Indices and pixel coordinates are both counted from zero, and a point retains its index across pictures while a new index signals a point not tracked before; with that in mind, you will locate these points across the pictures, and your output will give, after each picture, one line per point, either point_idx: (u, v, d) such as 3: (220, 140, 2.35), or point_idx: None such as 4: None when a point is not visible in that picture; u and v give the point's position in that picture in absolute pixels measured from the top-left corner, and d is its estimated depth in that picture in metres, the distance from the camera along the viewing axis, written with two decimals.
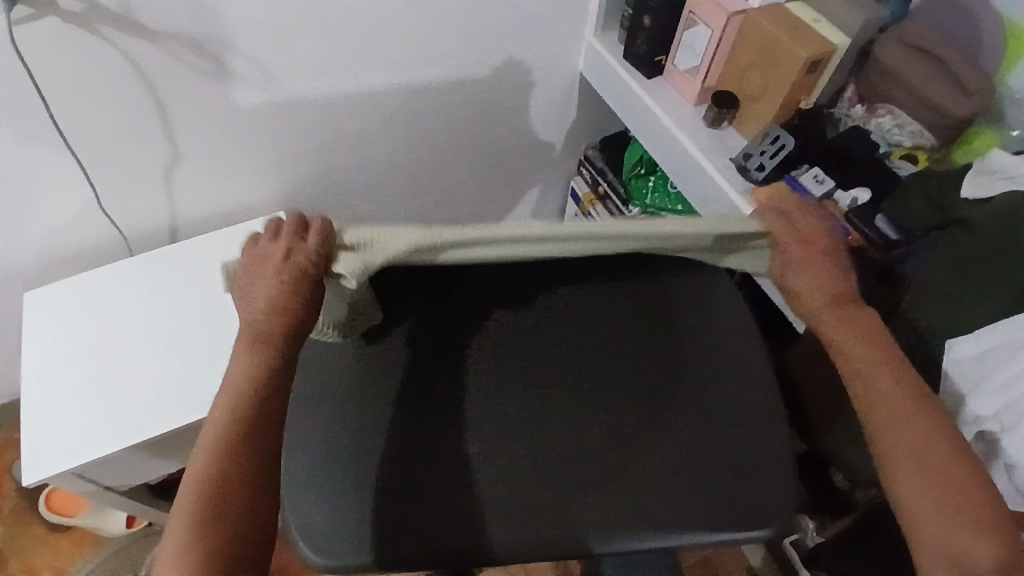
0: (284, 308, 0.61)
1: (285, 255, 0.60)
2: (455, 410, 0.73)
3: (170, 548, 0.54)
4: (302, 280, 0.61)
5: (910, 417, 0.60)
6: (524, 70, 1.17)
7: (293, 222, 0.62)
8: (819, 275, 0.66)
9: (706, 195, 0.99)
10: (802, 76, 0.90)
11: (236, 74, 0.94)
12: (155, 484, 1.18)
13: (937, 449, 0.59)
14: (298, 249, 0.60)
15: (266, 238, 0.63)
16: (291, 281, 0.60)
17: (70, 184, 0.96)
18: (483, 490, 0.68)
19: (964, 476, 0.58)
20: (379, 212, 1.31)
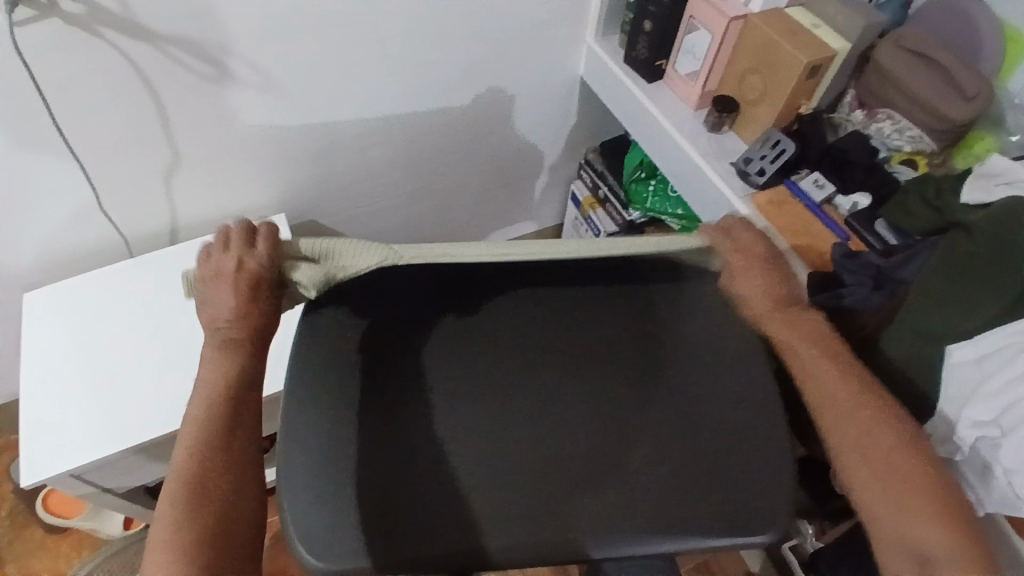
0: (238, 311, 0.68)
1: (237, 260, 0.69)
2: (455, 415, 0.73)
3: (160, 527, 0.56)
4: (258, 283, 0.69)
5: (860, 409, 0.64)
6: (524, 73, 1.17)
7: (240, 235, 0.70)
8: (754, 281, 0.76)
9: (706, 199, 0.99)
10: (803, 81, 0.91)
11: (236, 78, 0.94)
12: (154, 487, 1.18)
13: (887, 439, 0.62)
14: (243, 255, 0.69)
15: (216, 249, 0.70)
16: (247, 284, 0.68)
17: (71, 187, 0.97)
18: (479, 494, 0.67)
19: (910, 462, 0.60)
20: (379, 215, 1.32)
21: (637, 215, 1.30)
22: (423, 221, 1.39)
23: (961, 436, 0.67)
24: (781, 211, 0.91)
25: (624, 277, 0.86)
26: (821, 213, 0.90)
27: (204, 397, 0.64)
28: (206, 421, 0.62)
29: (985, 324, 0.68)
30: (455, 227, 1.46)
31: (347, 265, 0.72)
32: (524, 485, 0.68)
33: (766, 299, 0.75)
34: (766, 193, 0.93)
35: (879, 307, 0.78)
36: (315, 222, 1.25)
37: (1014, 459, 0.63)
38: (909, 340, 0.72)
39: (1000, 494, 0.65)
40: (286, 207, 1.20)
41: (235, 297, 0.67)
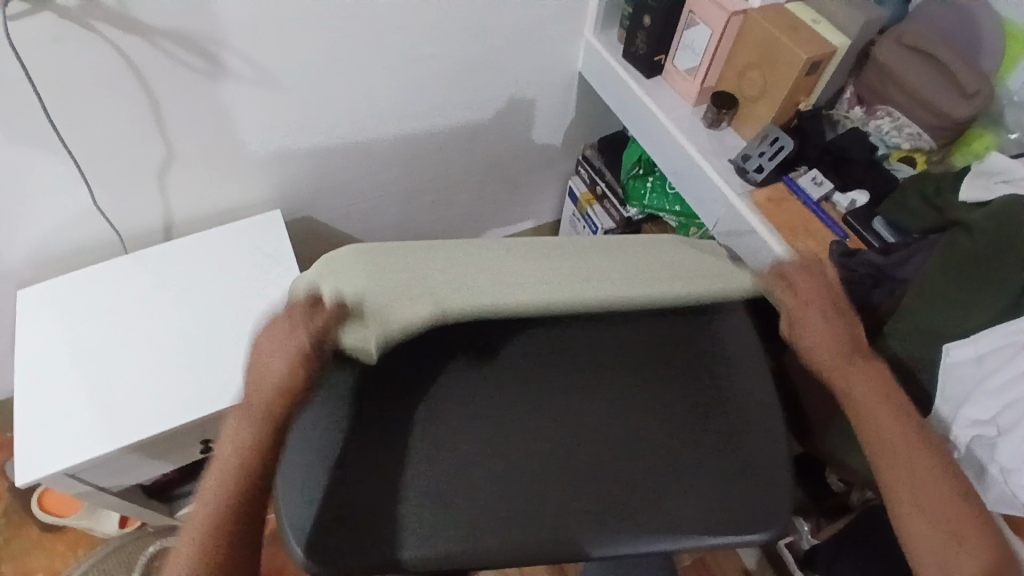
0: (282, 387, 0.58)
1: (282, 332, 0.56)
2: (446, 405, 0.70)
3: None
4: (306, 362, 0.56)
5: (917, 467, 0.60)
6: (522, 68, 1.16)
7: (304, 296, 0.57)
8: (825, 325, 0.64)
9: (705, 197, 0.99)
10: (801, 77, 0.90)
11: (231, 72, 0.93)
12: (150, 484, 1.17)
13: (939, 489, 0.59)
14: (294, 331, 0.56)
15: (279, 317, 0.58)
16: (293, 362, 0.56)
17: (64, 183, 0.96)
18: (468, 489, 0.65)
19: (958, 516, 0.58)
20: (376, 211, 1.31)
21: (635, 211, 1.29)
22: (420, 218, 1.39)
23: (957, 435, 0.67)
24: (780, 208, 0.91)
25: None
26: (818, 210, 0.90)
27: (230, 451, 0.62)
28: (229, 478, 0.62)
29: (986, 324, 0.67)
30: (454, 223, 1.46)
31: (402, 323, 0.55)
32: (518, 479, 0.66)
33: (832, 351, 0.64)
34: (765, 190, 0.93)
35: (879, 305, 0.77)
36: (311, 219, 1.25)
37: (1011, 458, 0.62)
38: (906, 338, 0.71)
39: (999, 492, 0.64)
40: (281, 203, 1.19)
41: (283, 372, 0.57)
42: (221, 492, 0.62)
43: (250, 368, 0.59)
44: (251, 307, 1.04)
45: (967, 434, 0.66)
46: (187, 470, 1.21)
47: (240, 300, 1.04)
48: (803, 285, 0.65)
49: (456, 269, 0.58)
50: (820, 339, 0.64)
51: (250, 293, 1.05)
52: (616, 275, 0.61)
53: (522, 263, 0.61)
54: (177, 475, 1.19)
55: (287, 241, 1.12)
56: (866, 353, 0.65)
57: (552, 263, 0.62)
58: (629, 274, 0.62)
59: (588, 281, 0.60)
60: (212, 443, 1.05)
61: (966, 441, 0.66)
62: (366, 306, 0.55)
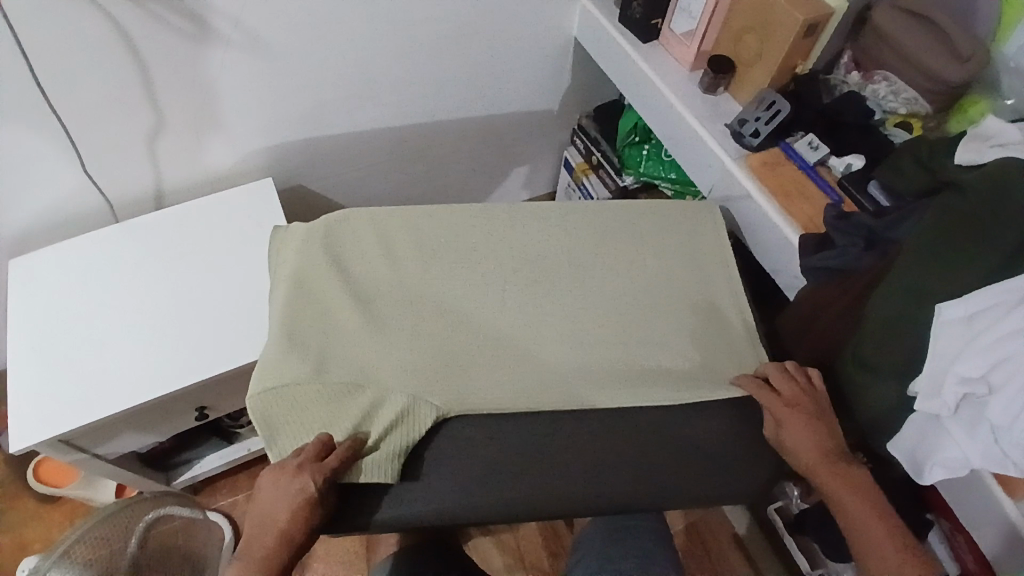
0: (295, 525, 0.64)
1: (299, 473, 0.65)
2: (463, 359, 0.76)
3: None
4: (312, 500, 0.64)
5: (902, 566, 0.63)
6: (517, 34, 1.15)
7: (316, 439, 0.68)
8: (802, 437, 0.71)
9: (700, 163, 0.98)
10: (798, 41, 0.89)
11: (219, 36, 0.91)
12: (146, 453, 1.17)
13: None
14: (300, 479, 0.64)
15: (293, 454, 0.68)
16: (301, 506, 0.64)
17: (53, 151, 0.94)
18: (478, 449, 0.72)
19: None
20: (369, 181, 1.30)
21: (630, 180, 1.27)
22: (413, 188, 1.38)
23: (947, 393, 0.66)
24: (774, 172, 0.91)
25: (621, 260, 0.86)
26: (814, 173, 0.90)
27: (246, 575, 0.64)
28: None
29: (975, 284, 0.67)
30: (448, 193, 1.45)
31: (411, 433, 0.71)
32: (523, 439, 0.73)
33: (814, 454, 0.70)
34: (760, 154, 0.93)
35: (872, 267, 0.77)
36: (304, 188, 1.24)
37: (999, 417, 0.62)
38: (897, 295, 0.71)
39: (985, 449, 0.65)
40: (272, 170, 1.18)
41: (286, 508, 0.64)
42: None
43: (256, 510, 0.66)
44: (245, 274, 1.03)
45: (957, 393, 0.65)
46: (183, 438, 1.21)
47: (233, 267, 1.04)
48: (784, 393, 0.74)
49: (454, 364, 0.75)
50: (802, 438, 0.71)
51: (244, 260, 1.05)
52: (582, 355, 0.78)
53: (506, 350, 0.77)
54: (174, 443, 1.20)
55: (280, 209, 1.11)
56: (844, 453, 0.70)
57: (530, 345, 0.78)
58: (590, 357, 0.78)
59: (556, 374, 0.76)
60: (208, 409, 1.05)
61: (955, 399, 0.65)
62: (377, 424, 0.70)
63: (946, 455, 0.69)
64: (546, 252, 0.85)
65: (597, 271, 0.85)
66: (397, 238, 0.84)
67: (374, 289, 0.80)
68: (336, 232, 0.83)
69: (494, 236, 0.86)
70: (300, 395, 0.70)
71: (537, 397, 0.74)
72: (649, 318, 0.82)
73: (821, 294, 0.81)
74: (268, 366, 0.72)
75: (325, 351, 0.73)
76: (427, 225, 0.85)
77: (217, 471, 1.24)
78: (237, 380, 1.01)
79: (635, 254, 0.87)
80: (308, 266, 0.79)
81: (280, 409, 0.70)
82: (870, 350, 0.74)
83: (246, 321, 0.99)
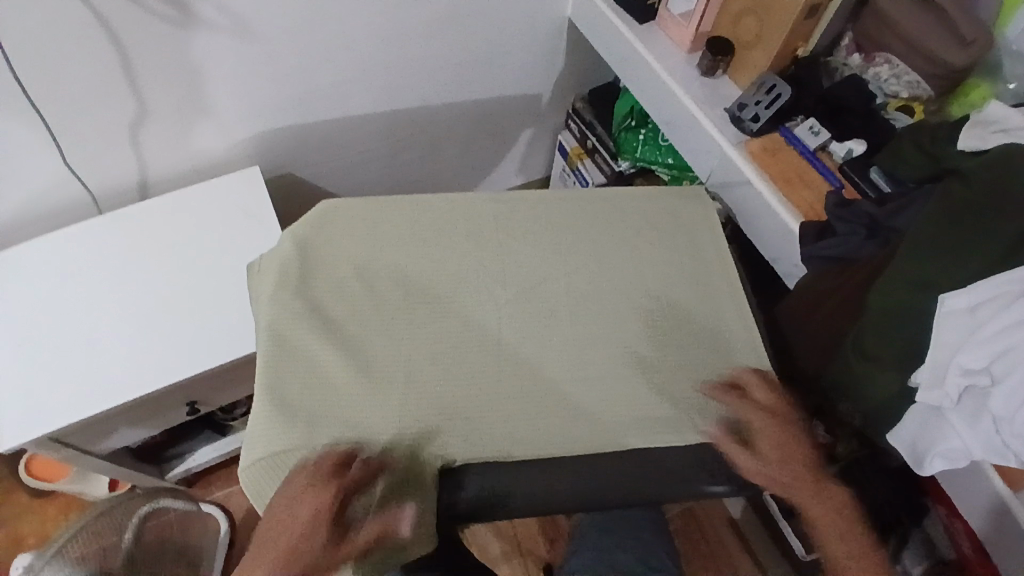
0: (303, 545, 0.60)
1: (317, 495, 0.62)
2: (466, 382, 0.73)
3: None
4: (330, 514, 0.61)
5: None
6: (510, 15, 1.11)
7: (329, 454, 0.65)
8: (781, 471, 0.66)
9: (699, 149, 0.97)
10: (800, 21, 0.87)
11: (202, 21, 0.88)
12: (138, 448, 1.15)
13: None
14: (316, 499, 0.61)
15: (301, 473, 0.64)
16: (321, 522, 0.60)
17: (35, 145, 0.91)
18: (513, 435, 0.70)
19: None
20: (359, 168, 1.27)
21: (626, 165, 1.25)
22: (404, 174, 1.36)
23: (949, 385, 0.65)
24: (774, 159, 0.90)
25: (626, 273, 0.82)
26: (814, 160, 0.89)
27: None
28: None
29: (978, 275, 0.66)
30: (440, 179, 1.43)
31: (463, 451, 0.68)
32: (552, 435, 0.70)
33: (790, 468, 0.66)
34: (760, 141, 0.91)
35: (874, 256, 0.76)
36: (293, 175, 1.21)
37: (1002, 407, 0.62)
38: (901, 286, 0.70)
39: (988, 440, 0.65)
40: (260, 158, 1.15)
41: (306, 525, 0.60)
42: None
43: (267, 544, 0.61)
44: (233, 264, 1.01)
45: (961, 384, 0.64)
46: (176, 433, 1.20)
47: (222, 259, 1.01)
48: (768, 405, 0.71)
49: (450, 413, 0.71)
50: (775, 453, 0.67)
51: (233, 252, 1.02)
52: (589, 392, 0.74)
53: (508, 392, 0.73)
54: (166, 438, 1.18)
55: (269, 198, 1.08)
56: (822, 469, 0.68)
57: (533, 383, 0.74)
58: (597, 395, 0.74)
59: (563, 414, 0.72)
60: (199, 404, 1.04)
61: (958, 389, 0.65)
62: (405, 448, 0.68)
63: (947, 445, 0.68)
64: (544, 278, 0.81)
65: (603, 292, 0.81)
66: (378, 270, 0.79)
67: (359, 326, 0.75)
68: (311, 264, 0.78)
69: (483, 263, 0.81)
70: (293, 463, 0.66)
71: (542, 443, 0.70)
72: (657, 343, 0.78)
73: (822, 283, 0.80)
74: (256, 433, 0.68)
75: (311, 405, 0.69)
76: (411, 251, 0.81)
77: (211, 464, 1.23)
78: (229, 373, 0.99)
79: (640, 271, 0.83)
80: (285, 313, 0.74)
81: (270, 478, 0.66)
82: (872, 342, 0.72)
83: (236, 314, 0.97)
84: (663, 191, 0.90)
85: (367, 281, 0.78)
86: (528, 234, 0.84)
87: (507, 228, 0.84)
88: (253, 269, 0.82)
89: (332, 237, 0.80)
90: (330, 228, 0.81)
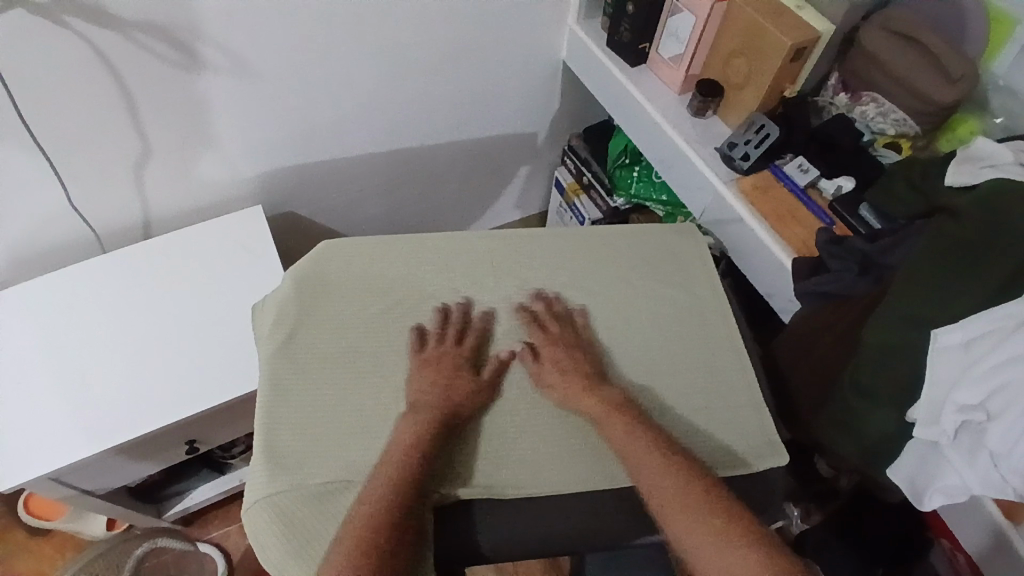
0: (461, 394, 0.73)
1: (455, 371, 0.74)
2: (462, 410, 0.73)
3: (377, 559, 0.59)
4: (462, 362, 0.75)
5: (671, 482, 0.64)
6: (507, 56, 1.15)
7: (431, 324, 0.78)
8: (623, 439, 0.68)
9: (693, 186, 0.99)
10: (788, 63, 0.90)
11: (205, 66, 0.91)
12: (137, 486, 1.14)
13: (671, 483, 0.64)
14: (443, 347, 0.76)
15: (423, 345, 0.77)
16: (453, 369, 0.74)
17: (39, 183, 0.93)
18: (513, 472, 0.70)
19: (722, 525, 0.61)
20: (358, 206, 1.30)
21: (621, 201, 1.28)
22: (402, 210, 1.37)
23: (946, 421, 0.66)
24: (766, 196, 0.91)
25: (619, 307, 0.83)
26: (806, 197, 0.90)
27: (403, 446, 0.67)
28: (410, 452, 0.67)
29: (973, 309, 0.67)
30: (439, 215, 1.45)
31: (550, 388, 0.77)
32: (550, 475, 0.70)
33: (574, 378, 0.74)
34: (751, 178, 0.93)
35: (867, 291, 0.77)
36: (293, 214, 1.23)
37: (999, 443, 0.62)
38: (893, 323, 0.70)
39: (985, 476, 0.64)
40: (260, 198, 1.17)
41: (450, 378, 0.73)
42: (376, 506, 0.62)
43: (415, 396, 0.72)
44: (232, 302, 1.02)
45: (957, 421, 0.65)
46: (174, 472, 1.19)
47: (222, 298, 1.02)
48: (546, 326, 0.79)
49: (451, 444, 0.71)
50: (552, 370, 0.75)
51: (231, 291, 1.03)
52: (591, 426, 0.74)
53: (511, 422, 0.73)
54: (162, 476, 1.17)
55: (269, 236, 1.10)
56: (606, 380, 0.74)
57: (527, 413, 0.74)
58: (594, 432, 0.74)
59: (560, 447, 0.72)
60: (197, 442, 1.04)
61: (955, 426, 0.65)
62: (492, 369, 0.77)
63: (946, 481, 0.68)
64: (536, 316, 0.81)
65: (599, 326, 0.81)
66: (375, 307, 0.79)
67: (361, 358, 0.76)
68: (310, 300, 0.79)
69: (483, 298, 0.82)
70: (287, 507, 0.66)
71: (540, 476, 0.70)
72: (658, 373, 0.78)
73: (817, 319, 0.80)
74: (256, 480, 0.68)
75: (299, 452, 0.69)
76: (404, 282, 0.82)
77: (208, 503, 1.22)
78: (228, 412, 1.00)
79: (637, 301, 0.84)
80: (292, 348, 0.76)
81: (265, 523, 0.66)
82: (869, 378, 0.72)
83: (234, 353, 0.98)
84: (652, 227, 0.93)
85: (365, 314, 0.79)
86: (521, 270, 0.85)
87: (504, 267, 0.85)
88: (256, 308, 0.83)
89: (328, 278, 0.81)
90: (329, 268, 0.82)
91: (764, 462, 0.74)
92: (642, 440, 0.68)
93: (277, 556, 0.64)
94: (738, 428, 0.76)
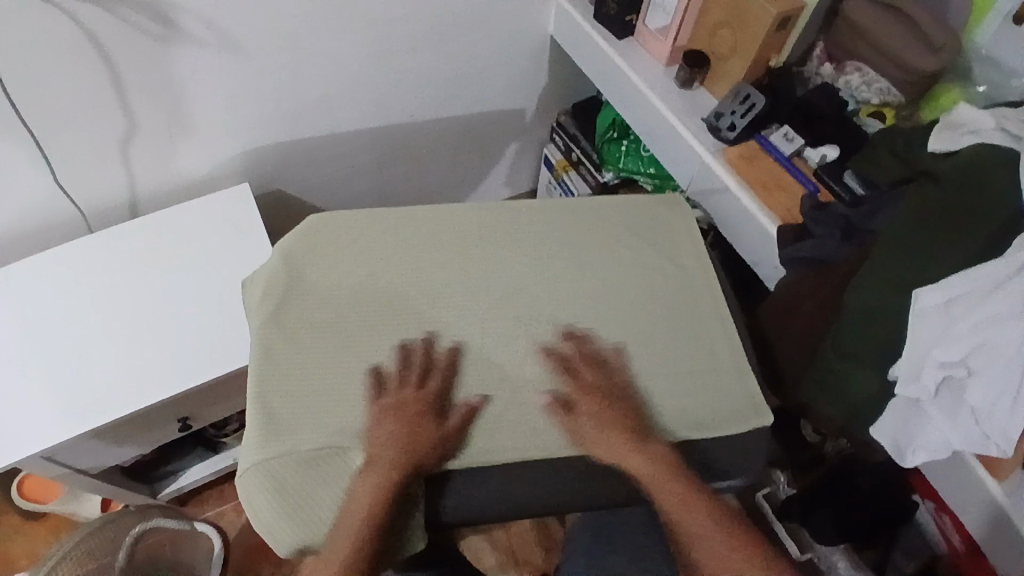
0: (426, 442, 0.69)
1: (417, 419, 0.70)
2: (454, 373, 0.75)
3: None
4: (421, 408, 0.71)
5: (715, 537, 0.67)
6: (494, 31, 1.15)
7: (419, 357, 0.75)
8: (675, 497, 0.68)
9: (680, 158, 0.99)
10: (772, 33, 0.90)
11: (188, 39, 0.90)
12: (128, 467, 1.15)
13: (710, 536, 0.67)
14: (393, 393, 0.72)
15: (391, 386, 0.72)
16: (413, 417, 0.70)
17: (25, 162, 0.92)
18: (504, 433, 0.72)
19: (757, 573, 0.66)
20: (347, 183, 1.29)
21: (610, 176, 1.28)
22: (392, 189, 1.38)
23: (927, 377, 0.67)
24: (752, 166, 0.92)
25: (608, 275, 0.84)
26: (791, 166, 0.92)
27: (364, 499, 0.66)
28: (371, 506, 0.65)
29: (955, 269, 0.68)
30: (429, 193, 1.45)
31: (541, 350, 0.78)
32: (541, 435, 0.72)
33: (614, 432, 0.70)
34: (737, 148, 0.94)
35: (850, 256, 0.78)
36: (281, 192, 1.23)
37: (980, 398, 0.64)
38: (876, 287, 0.71)
39: (966, 431, 0.66)
40: (248, 175, 1.16)
41: (409, 428, 0.69)
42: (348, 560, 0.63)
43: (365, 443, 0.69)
44: (223, 278, 1.02)
45: (938, 376, 0.66)
46: (167, 450, 1.20)
47: (211, 275, 1.02)
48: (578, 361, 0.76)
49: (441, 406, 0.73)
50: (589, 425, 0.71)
51: (222, 268, 1.03)
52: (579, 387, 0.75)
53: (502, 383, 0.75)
54: (156, 455, 1.18)
55: (258, 213, 1.10)
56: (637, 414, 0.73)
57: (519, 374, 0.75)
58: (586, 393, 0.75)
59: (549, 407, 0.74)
60: (190, 419, 1.05)
61: (936, 381, 0.66)
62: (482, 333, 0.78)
63: (927, 436, 0.70)
64: (526, 283, 0.82)
65: (588, 292, 0.82)
66: (365, 275, 0.80)
67: (353, 322, 0.77)
68: (303, 265, 0.80)
69: (472, 267, 0.82)
70: (280, 473, 0.68)
71: (527, 439, 0.72)
72: (648, 334, 0.80)
73: (803, 283, 0.81)
74: (248, 442, 0.70)
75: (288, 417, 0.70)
76: (393, 251, 0.83)
77: (202, 481, 1.23)
78: (219, 388, 1.00)
79: (624, 267, 0.85)
80: (284, 310, 0.76)
81: (257, 488, 0.67)
82: (851, 340, 0.73)
83: (226, 328, 0.98)
84: (637, 196, 0.94)
85: (357, 280, 0.80)
86: (509, 238, 0.86)
87: (493, 235, 0.85)
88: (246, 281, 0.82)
89: (321, 246, 0.82)
90: (325, 237, 0.82)
91: (747, 423, 0.76)
92: (694, 500, 0.68)
93: (270, 520, 0.66)
94: (725, 388, 0.78)
